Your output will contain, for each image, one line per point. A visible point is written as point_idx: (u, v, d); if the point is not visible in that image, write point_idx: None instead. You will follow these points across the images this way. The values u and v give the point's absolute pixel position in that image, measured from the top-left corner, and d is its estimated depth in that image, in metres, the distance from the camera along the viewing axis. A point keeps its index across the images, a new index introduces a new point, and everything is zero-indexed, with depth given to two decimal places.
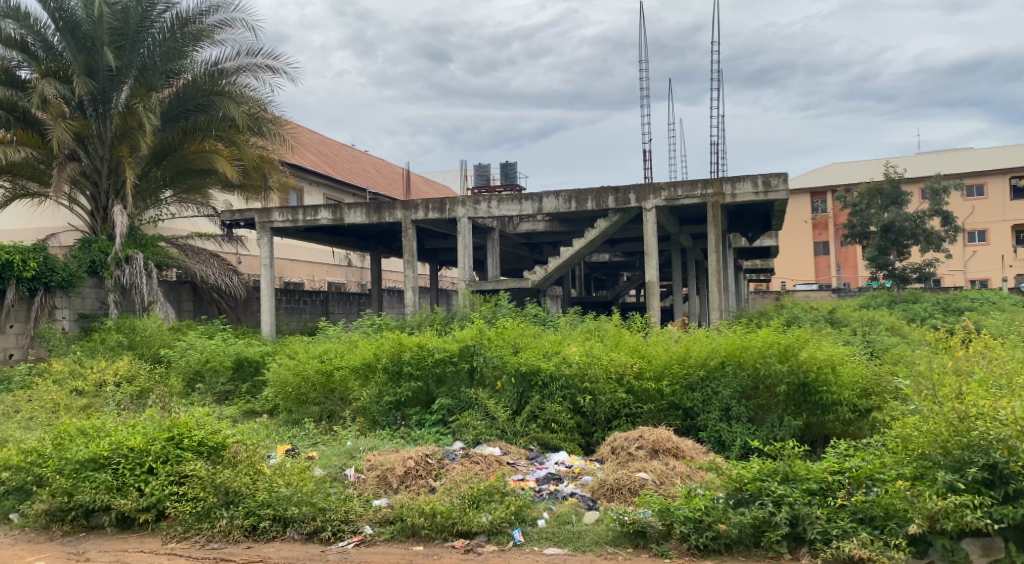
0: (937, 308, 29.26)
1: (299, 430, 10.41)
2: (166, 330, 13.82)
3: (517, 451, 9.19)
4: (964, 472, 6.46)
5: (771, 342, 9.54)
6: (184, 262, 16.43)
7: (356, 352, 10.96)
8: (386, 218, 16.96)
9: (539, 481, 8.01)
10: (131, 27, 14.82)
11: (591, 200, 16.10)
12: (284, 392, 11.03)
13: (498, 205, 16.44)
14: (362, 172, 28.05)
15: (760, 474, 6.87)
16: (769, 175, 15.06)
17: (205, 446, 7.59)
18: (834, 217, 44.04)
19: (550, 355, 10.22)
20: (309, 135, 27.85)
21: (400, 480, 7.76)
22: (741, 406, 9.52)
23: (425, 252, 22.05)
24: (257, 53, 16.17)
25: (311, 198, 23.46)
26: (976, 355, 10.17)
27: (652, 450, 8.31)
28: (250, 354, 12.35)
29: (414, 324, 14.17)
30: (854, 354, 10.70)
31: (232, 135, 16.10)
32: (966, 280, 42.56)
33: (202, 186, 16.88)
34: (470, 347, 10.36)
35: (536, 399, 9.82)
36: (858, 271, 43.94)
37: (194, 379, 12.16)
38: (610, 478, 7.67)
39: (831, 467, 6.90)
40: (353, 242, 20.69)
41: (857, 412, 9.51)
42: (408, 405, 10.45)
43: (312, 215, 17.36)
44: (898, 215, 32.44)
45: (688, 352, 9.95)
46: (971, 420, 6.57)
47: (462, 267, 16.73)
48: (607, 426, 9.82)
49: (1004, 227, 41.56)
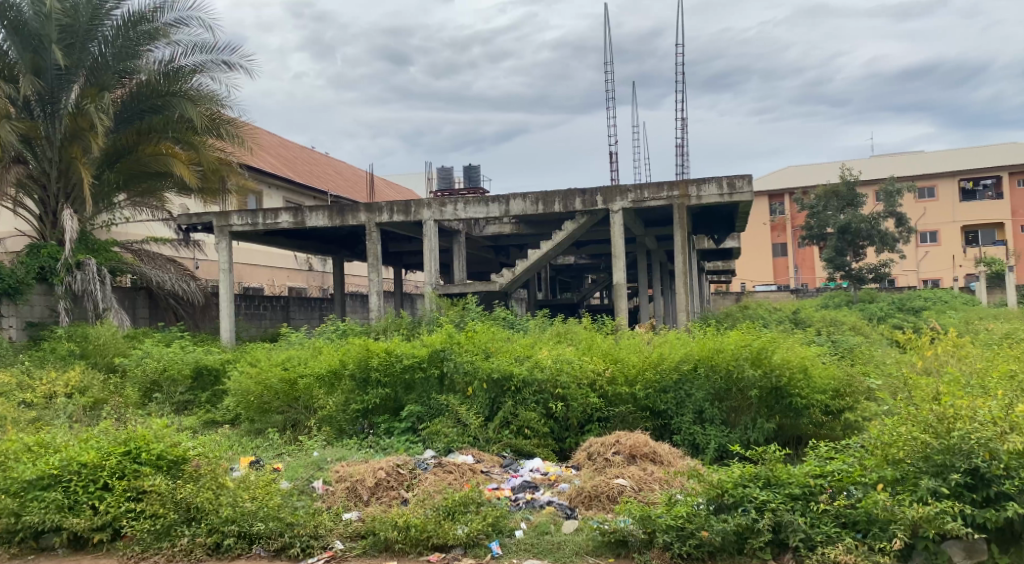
0: (893, 307, 29.65)
1: (262, 440, 10.05)
2: (120, 339, 13.30)
3: (490, 458, 8.94)
4: (946, 476, 6.32)
5: (745, 345, 9.42)
6: (139, 268, 15.95)
7: (321, 359, 10.62)
8: (350, 220, 16.58)
9: (515, 489, 7.76)
10: (80, 23, 14.37)
11: (558, 202, 15.92)
12: (245, 401, 10.66)
13: (464, 207, 16.18)
14: (324, 175, 27.62)
15: (741, 480, 6.67)
16: (733, 176, 15.02)
17: (164, 460, 7.20)
18: (792, 219, 44.51)
19: (521, 359, 10.00)
20: (268, 137, 27.32)
21: (371, 492, 7.47)
22: (714, 408, 9.37)
23: (389, 255, 21.71)
24: (213, 50, 15.76)
25: (270, 202, 22.98)
26: (943, 352, 10.12)
27: (628, 455, 8.10)
28: (209, 362, 11.94)
29: (379, 329, 13.84)
30: (823, 355, 10.64)
31: (189, 136, 15.65)
32: (919, 279, 43.12)
33: (157, 188, 16.40)
34: (439, 352, 10.07)
35: (509, 405, 9.58)
36: (816, 271, 44.44)
37: (151, 389, 11.72)
38: (587, 485, 7.46)
39: (813, 471, 6.73)
40: (315, 246, 20.30)
41: (829, 414, 9.40)
42: (375, 413, 10.14)
43: (272, 218, 16.91)
44: (855, 217, 32.80)
45: (661, 356, 9.78)
46: (951, 421, 6.49)
47: (429, 270, 16.42)
48: (580, 432, 9.62)
49: (954, 227, 42.31)
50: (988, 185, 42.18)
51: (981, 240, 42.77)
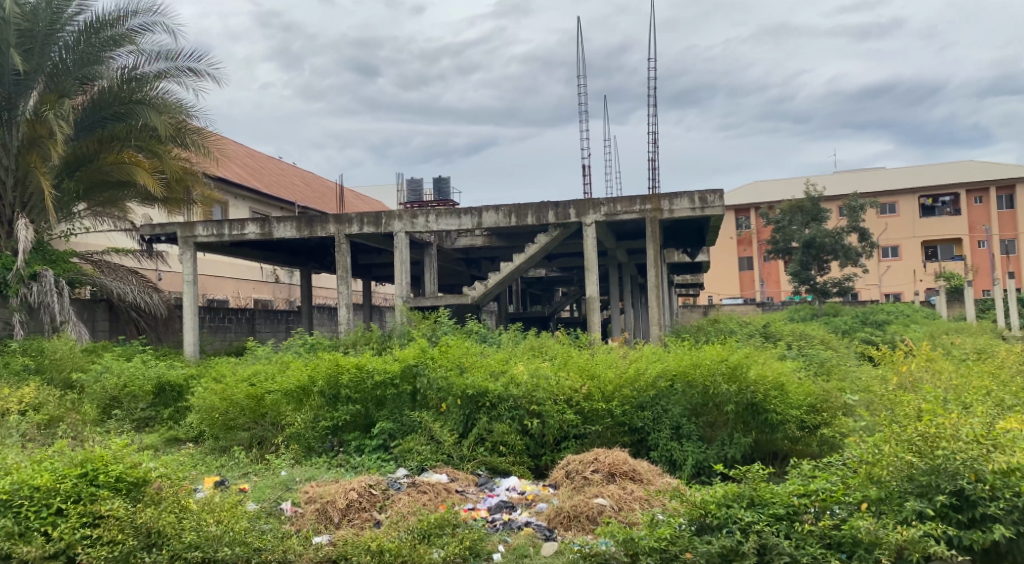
0: (857, 320, 29.86)
1: (227, 459, 9.71)
2: (78, 353, 12.84)
3: (465, 477, 8.70)
4: (931, 497, 6.04)
5: (721, 361, 9.30)
6: (99, 280, 15.48)
7: (288, 375, 10.33)
8: (318, 232, 16.26)
9: (491, 510, 7.54)
10: (39, 28, 13.97)
11: (531, 215, 15.75)
12: (209, 419, 10.31)
13: (436, 219, 15.94)
14: (292, 187, 27.22)
15: (725, 500, 6.37)
16: (705, 191, 14.96)
17: (123, 482, 6.83)
18: (757, 234, 44.84)
19: (496, 375, 9.79)
20: (235, 147, 26.86)
21: (342, 513, 7.22)
22: (691, 424, 9.22)
23: (358, 268, 21.41)
24: (179, 58, 15.43)
25: (236, 213, 22.55)
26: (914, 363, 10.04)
27: (608, 473, 7.89)
28: (172, 378, 11.64)
29: (348, 343, 13.53)
30: (799, 371, 10.53)
31: (152, 145, 15.31)
32: (881, 293, 43.59)
33: (119, 199, 15.97)
34: (412, 368, 9.86)
35: (484, 421, 9.33)
36: (781, 285, 44.77)
37: (111, 406, 11.33)
38: (566, 505, 7.26)
39: (797, 490, 6.39)
40: (284, 258, 19.95)
41: (805, 429, 9.20)
42: (345, 430, 9.89)
43: (238, 229, 16.55)
44: (819, 231, 33.06)
45: (638, 372, 9.63)
46: (936, 440, 6.24)
47: (399, 283, 16.14)
48: (556, 448, 9.40)
49: (914, 242, 42.92)
50: (947, 202, 42.91)
51: (940, 256, 43.41)
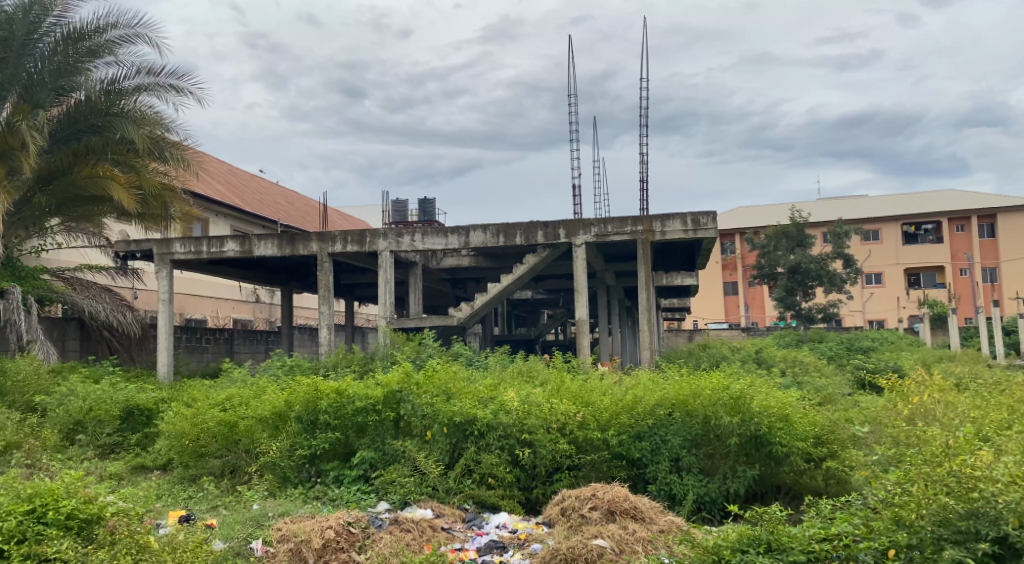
0: (843, 346, 29.50)
1: (197, 490, 9.10)
2: (43, 374, 12.16)
3: (452, 513, 8.15)
4: (970, 546, 5.35)
5: (723, 391, 8.78)
6: (70, 297, 14.82)
7: (263, 400, 9.75)
8: (300, 250, 15.67)
9: (480, 550, 6.99)
10: (16, 38, 13.41)
11: (519, 235, 15.22)
12: (178, 446, 9.66)
13: (422, 238, 15.42)
14: (274, 205, 26.62)
15: (738, 545, 5.89)
16: (698, 213, 14.52)
17: (75, 520, 6.21)
18: (742, 258, 44.54)
19: (485, 402, 9.21)
20: (217, 163, 26.30)
21: (318, 554, 6.66)
22: (691, 456, 8.68)
23: (341, 287, 20.87)
24: (160, 72, 14.88)
25: (216, 229, 21.97)
26: (921, 388, 9.55)
27: (607, 511, 7.34)
28: (141, 401, 11.09)
29: (329, 365, 12.97)
30: (802, 399, 10.04)
31: (129, 159, 14.66)
32: (865, 319, 43.36)
33: (95, 213, 15.31)
34: (396, 394, 9.27)
35: (471, 452, 8.76)
36: (766, 310, 44.47)
37: (74, 431, 10.68)
38: (564, 546, 6.67)
39: (817, 533, 5.91)
40: (263, 277, 19.36)
41: (810, 462, 8.76)
42: (323, 459, 9.30)
43: (217, 246, 15.92)
44: (804, 257, 32.76)
45: (635, 400, 9.09)
46: (971, 483, 5.58)
47: (383, 303, 15.54)
48: (548, 481, 8.85)
49: (898, 270, 42.73)
50: (929, 230, 42.81)
51: (923, 283, 43.30)
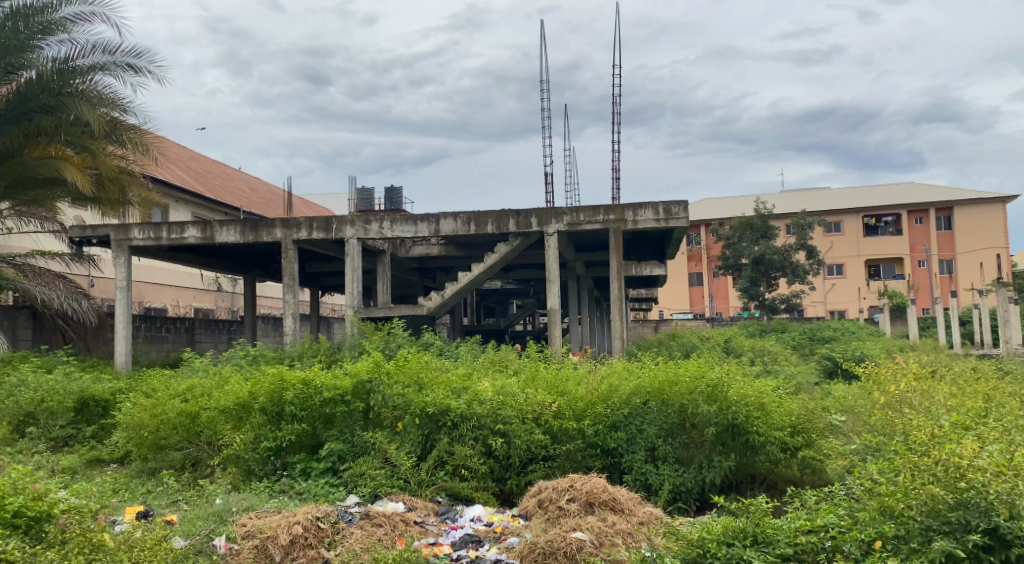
0: (806, 337, 29.60)
1: (156, 484, 8.72)
2: None
3: (424, 506, 7.88)
4: (960, 537, 5.20)
5: (700, 379, 8.60)
6: (21, 284, 14.20)
7: (227, 390, 9.40)
8: (264, 236, 15.22)
9: (455, 545, 6.74)
10: None
11: (490, 223, 14.93)
12: (136, 437, 9.30)
13: (390, 225, 15.07)
14: (236, 192, 26.04)
15: (723, 537, 5.71)
16: (670, 202, 14.38)
17: (22, 518, 5.84)
18: (708, 250, 44.67)
19: (458, 392, 8.97)
20: (178, 149, 25.64)
21: (284, 551, 6.39)
22: (667, 445, 8.50)
23: (307, 275, 20.45)
24: (116, 51, 14.34)
25: (176, 216, 21.40)
26: (896, 377, 9.46)
27: (585, 503, 7.13)
28: (97, 392, 10.68)
29: (294, 356, 12.58)
30: (776, 388, 9.91)
31: (83, 141, 14.12)
32: (825, 310, 43.82)
33: (49, 196, 14.81)
34: (365, 384, 8.95)
35: (444, 443, 8.50)
36: (729, 301, 44.62)
37: (24, 424, 10.22)
38: (541, 540, 6.44)
39: (804, 525, 5.75)
40: (226, 265, 18.90)
41: (786, 451, 8.60)
42: (290, 451, 8.95)
43: (178, 232, 15.42)
44: (768, 248, 32.76)
45: (611, 390, 8.92)
46: (958, 472, 5.42)
47: (351, 292, 15.18)
48: (522, 471, 8.59)
49: (859, 261, 43.17)
50: (890, 222, 43.22)
51: (883, 274, 43.79)
